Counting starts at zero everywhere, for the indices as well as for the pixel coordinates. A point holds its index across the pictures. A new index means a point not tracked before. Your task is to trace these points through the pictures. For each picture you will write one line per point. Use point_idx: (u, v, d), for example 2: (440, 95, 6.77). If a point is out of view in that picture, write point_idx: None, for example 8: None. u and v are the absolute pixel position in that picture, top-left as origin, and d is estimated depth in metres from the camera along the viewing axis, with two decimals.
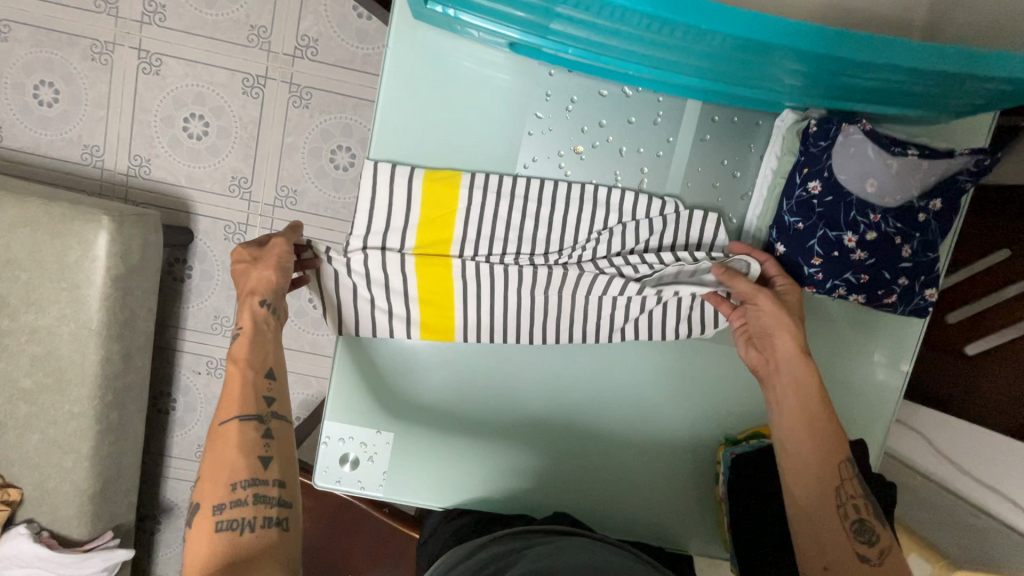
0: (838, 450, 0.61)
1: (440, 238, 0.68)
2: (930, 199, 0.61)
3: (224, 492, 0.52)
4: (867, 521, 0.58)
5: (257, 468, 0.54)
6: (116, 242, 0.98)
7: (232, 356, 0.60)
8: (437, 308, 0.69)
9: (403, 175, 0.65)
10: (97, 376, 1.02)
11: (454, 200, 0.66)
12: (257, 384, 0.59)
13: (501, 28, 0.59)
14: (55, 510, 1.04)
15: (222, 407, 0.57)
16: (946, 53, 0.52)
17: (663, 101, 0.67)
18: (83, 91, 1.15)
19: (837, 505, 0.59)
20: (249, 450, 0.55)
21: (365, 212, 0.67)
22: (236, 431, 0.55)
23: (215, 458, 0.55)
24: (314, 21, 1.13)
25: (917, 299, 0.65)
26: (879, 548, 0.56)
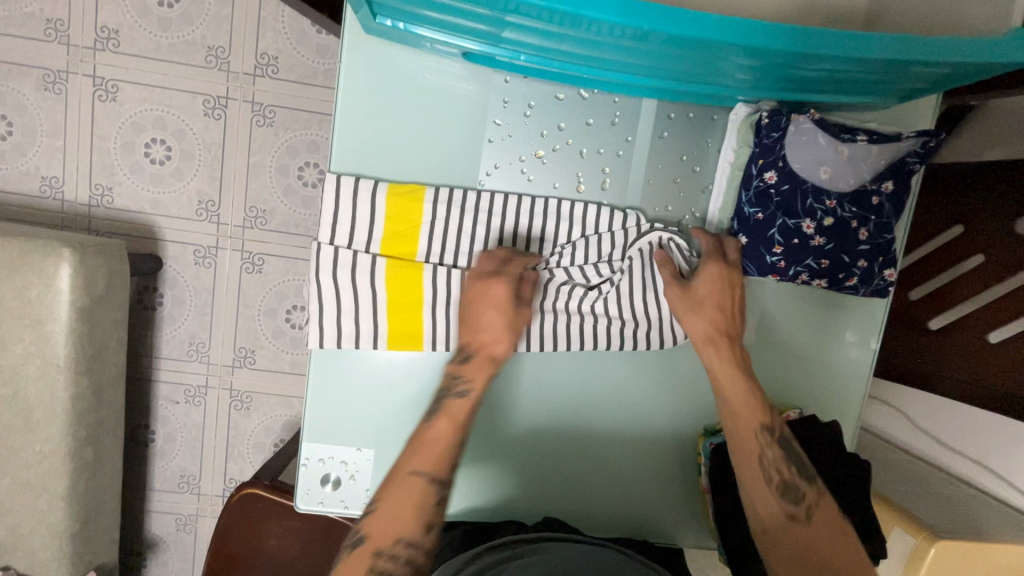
0: (759, 420, 0.64)
1: (406, 252, 0.67)
2: (881, 181, 0.63)
3: (389, 540, 0.53)
4: (791, 480, 0.61)
5: (421, 532, 0.54)
6: (80, 274, 0.96)
7: (450, 413, 0.61)
8: (407, 317, 0.67)
9: (366, 191, 0.65)
10: (68, 413, 0.99)
11: (419, 213, 0.66)
12: (456, 445, 0.59)
13: (453, 39, 0.60)
14: (31, 554, 1.01)
15: (423, 449, 0.58)
16: (886, 40, 0.54)
17: (620, 101, 0.67)
18: (38, 122, 1.13)
19: (763, 475, 0.62)
20: (421, 510, 0.55)
21: (330, 226, 0.66)
22: (421, 487, 0.56)
23: (393, 503, 0.55)
24: (273, 39, 1.12)
25: (877, 280, 0.66)
26: (805, 506, 0.60)
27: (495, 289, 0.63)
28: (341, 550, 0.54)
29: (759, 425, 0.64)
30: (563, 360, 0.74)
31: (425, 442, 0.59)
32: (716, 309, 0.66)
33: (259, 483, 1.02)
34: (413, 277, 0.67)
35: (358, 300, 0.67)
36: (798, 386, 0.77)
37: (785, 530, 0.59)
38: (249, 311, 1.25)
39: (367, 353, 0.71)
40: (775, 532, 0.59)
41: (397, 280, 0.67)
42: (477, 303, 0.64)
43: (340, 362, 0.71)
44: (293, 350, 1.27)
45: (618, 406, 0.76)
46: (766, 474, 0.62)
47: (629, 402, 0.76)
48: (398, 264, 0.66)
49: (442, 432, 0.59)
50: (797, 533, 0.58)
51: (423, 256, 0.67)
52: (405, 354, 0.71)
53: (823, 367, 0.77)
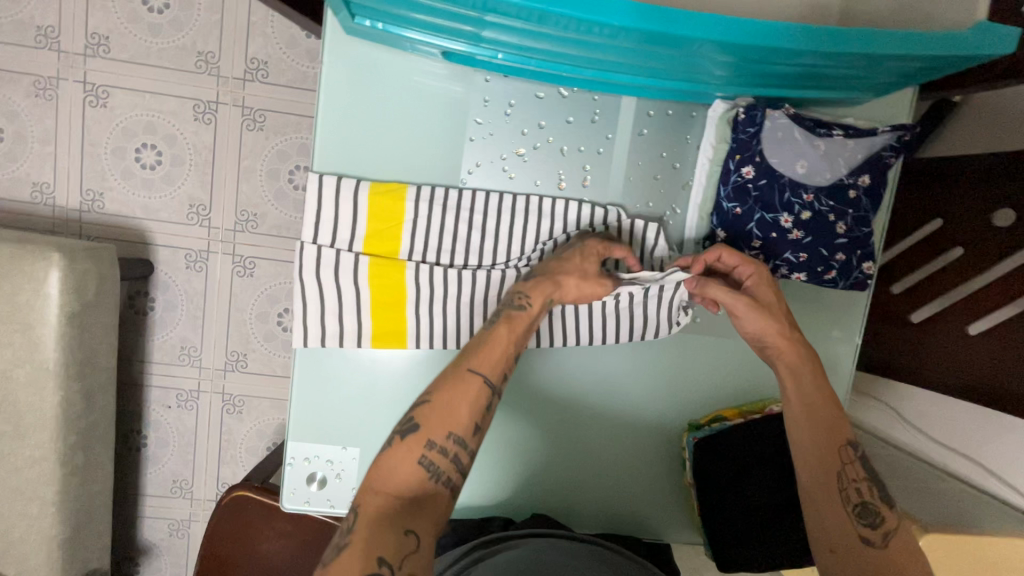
0: (841, 436, 0.63)
1: (389, 250, 0.67)
2: (858, 175, 0.63)
3: (440, 433, 0.52)
4: (869, 503, 0.60)
5: (471, 434, 0.53)
6: (69, 278, 0.96)
7: (509, 325, 0.59)
8: (391, 315, 0.68)
9: (348, 190, 0.65)
10: (58, 418, 0.99)
11: (401, 211, 0.66)
12: (511, 357, 0.58)
13: (432, 38, 0.60)
14: (22, 561, 1.01)
15: (482, 350, 0.57)
16: (857, 35, 0.55)
17: (600, 99, 0.68)
18: (29, 128, 1.14)
19: (840, 490, 0.61)
20: (475, 413, 0.54)
21: (313, 225, 0.66)
22: (476, 387, 0.54)
23: (445, 400, 0.53)
24: (262, 43, 1.13)
25: (856, 273, 0.67)
26: (882, 530, 0.58)
27: (594, 244, 0.64)
28: (388, 437, 0.52)
29: (843, 441, 0.63)
30: (557, 357, 0.74)
31: (482, 348, 0.57)
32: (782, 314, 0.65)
33: (250, 485, 1.02)
34: (396, 275, 0.67)
35: (343, 300, 0.67)
36: None
37: (861, 552, 0.58)
38: (240, 315, 1.25)
39: (353, 352, 0.71)
40: (847, 553, 0.58)
41: (380, 278, 0.67)
42: (574, 252, 0.63)
43: (327, 360, 0.71)
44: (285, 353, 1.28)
45: (606, 402, 0.76)
46: (846, 491, 0.61)
47: (617, 398, 0.76)
48: (380, 262, 0.67)
49: (503, 338, 0.58)
50: (873, 555, 0.57)
51: (406, 254, 0.68)
52: (390, 352, 0.71)
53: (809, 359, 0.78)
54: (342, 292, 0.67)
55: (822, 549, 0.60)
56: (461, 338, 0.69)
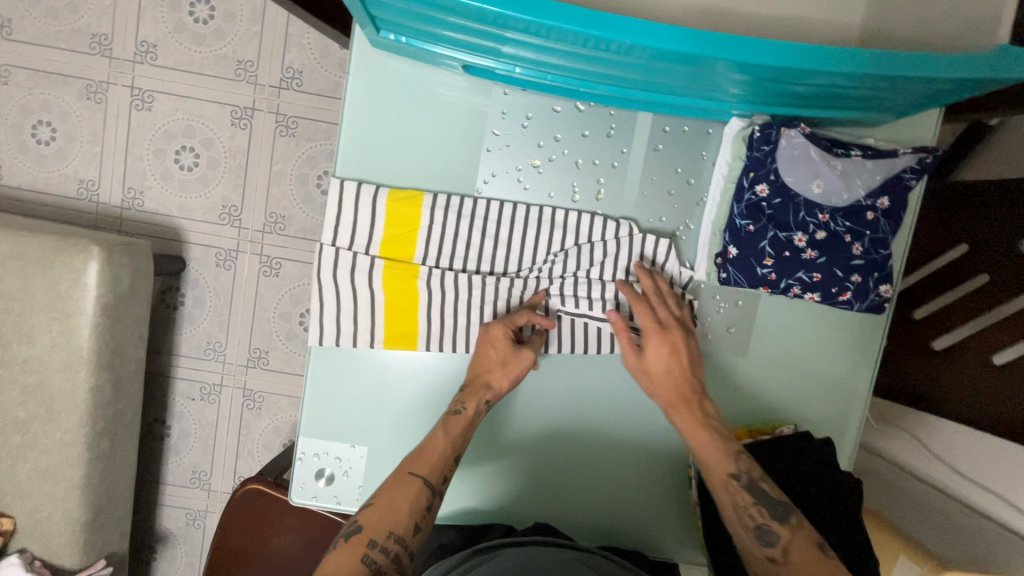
0: (721, 467, 0.60)
1: (403, 255, 0.69)
2: (876, 197, 0.62)
3: (382, 532, 0.55)
4: (764, 522, 0.56)
5: (410, 533, 0.56)
6: (106, 272, 1.02)
7: (444, 426, 0.64)
8: (404, 318, 0.69)
9: (367, 195, 0.68)
10: (89, 404, 1.05)
11: (417, 218, 0.68)
12: (450, 458, 0.63)
13: (450, 51, 0.62)
14: (47, 538, 1.07)
15: (421, 453, 0.62)
16: (877, 57, 0.54)
17: (615, 114, 0.69)
18: (79, 129, 1.21)
19: (733, 517, 0.58)
20: (415, 512, 0.57)
21: (332, 228, 0.68)
22: (415, 490, 0.58)
23: (387, 503, 0.57)
24: (298, 54, 1.18)
25: (873, 296, 0.65)
26: (780, 548, 0.55)
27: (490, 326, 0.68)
28: (331, 545, 0.55)
29: (724, 473, 0.59)
30: (563, 366, 0.74)
31: (419, 450, 0.62)
32: (672, 360, 0.65)
33: (264, 479, 1.05)
34: (409, 279, 0.69)
35: (357, 301, 0.69)
36: (805, 403, 0.74)
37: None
38: (264, 313, 1.29)
39: (365, 352, 0.73)
40: None
41: (395, 283, 0.69)
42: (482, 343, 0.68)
43: (339, 360, 0.73)
44: (305, 352, 1.31)
45: (614, 414, 0.76)
46: (740, 520, 0.57)
47: (624, 411, 0.76)
48: (395, 267, 0.69)
49: (438, 440, 0.63)
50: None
51: (420, 259, 0.69)
52: (400, 355, 0.73)
53: (831, 386, 0.74)
54: (356, 294, 0.69)
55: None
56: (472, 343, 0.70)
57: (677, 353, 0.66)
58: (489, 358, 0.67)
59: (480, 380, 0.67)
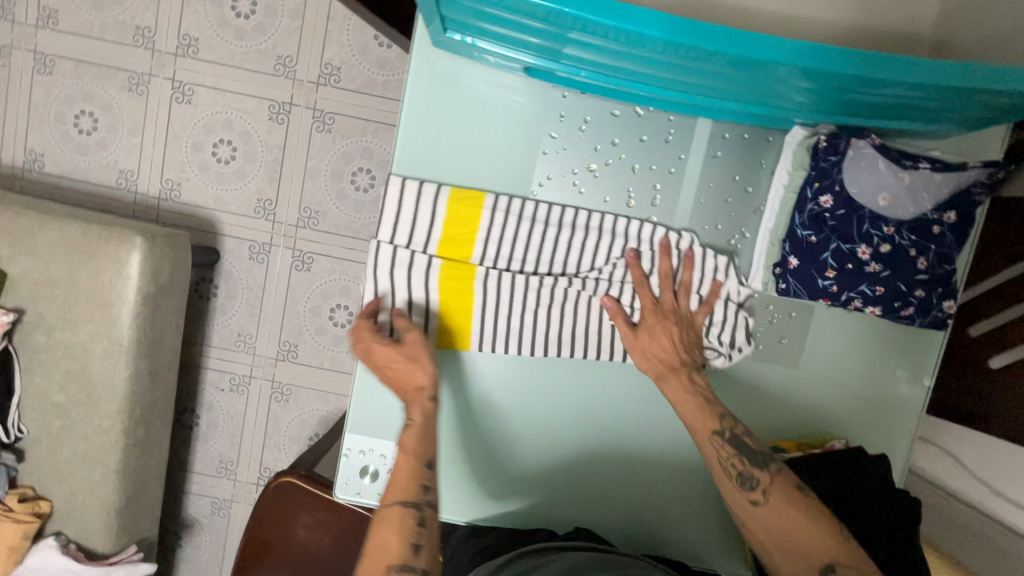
0: (706, 427, 0.63)
1: (461, 255, 0.69)
2: (943, 211, 0.61)
3: (384, 571, 0.55)
4: (746, 471, 0.61)
5: (410, 555, 0.56)
6: (148, 262, 1.03)
7: (402, 447, 0.64)
8: (458, 316, 0.70)
9: (428, 195, 0.67)
10: (127, 392, 1.06)
11: (476, 219, 0.68)
12: (421, 468, 0.63)
13: (515, 53, 0.62)
14: (82, 522, 1.09)
15: (392, 484, 0.62)
16: (957, 69, 0.53)
17: (675, 119, 0.68)
18: (120, 120, 1.23)
19: (720, 470, 0.62)
20: (405, 536, 0.58)
21: (391, 226, 0.69)
22: (398, 512, 0.59)
23: (377, 542, 0.58)
24: (337, 50, 1.19)
25: (935, 311, 0.64)
26: (760, 490, 0.60)
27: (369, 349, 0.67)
28: None
29: (709, 431, 0.63)
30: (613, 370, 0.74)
31: (388, 484, 0.62)
32: (664, 332, 0.67)
33: (295, 472, 1.05)
34: (466, 278, 0.69)
35: (415, 296, 0.69)
36: (856, 416, 0.73)
37: (753, 518, 0.60)
38: (294, 307, 1.30)
39: None
40: (751, 525, 0.60)
41: (451, 280, 0.69)
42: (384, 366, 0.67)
43: None
44: (334, 347, 1.32)
45: (656, 418, 0.75)
46: (724, 470, 0.62)
47: (665, 415, 0.75)
48: (453, 266, 0.69)
49: (403, 461, 0.63)
50: (760, 519, 0.59)
51: (477, 259, 0.70)
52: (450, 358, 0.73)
53: (880, 400, 0.73)
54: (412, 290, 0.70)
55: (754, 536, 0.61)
56: (523, 344, 0.71)
57: (667, 331, 0.67)
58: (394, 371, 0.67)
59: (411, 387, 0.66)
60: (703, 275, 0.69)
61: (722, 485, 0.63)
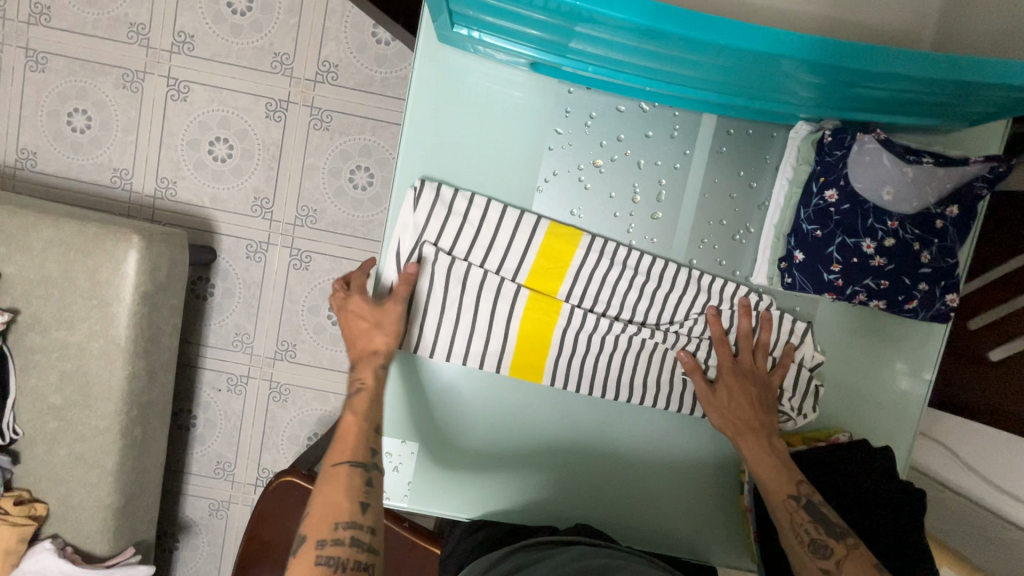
0: (781, 489, 0.64)
1: (548, 289, 0.70)
2: (946, 205, 0.62)
3: (327, 529, 0.53)
4: (819, 539, 0.60)
5: (358, 513, 0.54)
6: (145, 260, 1.02)
7: (350, 408, 0.62)
8: (534, 347, 0.71)
9: (527, 225, 0.68)
10: (124, 392, 1.05)
11: (570, 256, 0.69)
12: (369, 432, 0.61)
13: (522, 47, 0.62)
14: (79, 525, 1.08)
15: (337, 444, 0.60)
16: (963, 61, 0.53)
17: (680, 115, 0.68)
18: (114, 118, 1.21)
19: (792, 535, 0.61)
20: (354, 494, 0.56)
21: (482, 249, 0.69)
22: (345, 476, 0.57)
23: (322, 499, 0.55)
24: (334, 47, 1.18)
25: (938, 304, 0.65)
26: (834, 559, 0.58)
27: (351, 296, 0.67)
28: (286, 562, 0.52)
29: (784, 494, 0.63)
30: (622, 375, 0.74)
31: (333, 444, 0.60)
32: (743, 392, 0.69)
33: (297, 471, 1.04)
34: (550, 314, 0.70)
35: (489, 327, 0.70)
36: (858, 410, 0.74)
37: None
38: (292, 305, 1.29)
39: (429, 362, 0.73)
40: None
41: (535, 314, 0.70)
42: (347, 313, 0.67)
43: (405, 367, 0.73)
44: (332, 346, 1.31)
45: (662, 417, 0.75)
46: (797, 537, 0.61)
47: (670, 416, 0.75)
48: (538, 300, 0.69)
49: (350, 423, 0.61)
50: None
51: (564, 296, 0.70)
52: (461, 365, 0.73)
53: (873, 393, 0.74)
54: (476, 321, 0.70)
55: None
56: (585, 385, 0.72)
57: (746, 392, 0.69)
58: (358, 324, 0.67)
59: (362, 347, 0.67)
60: (778, 337, 0.71)
61: (793, 553, 0.61)
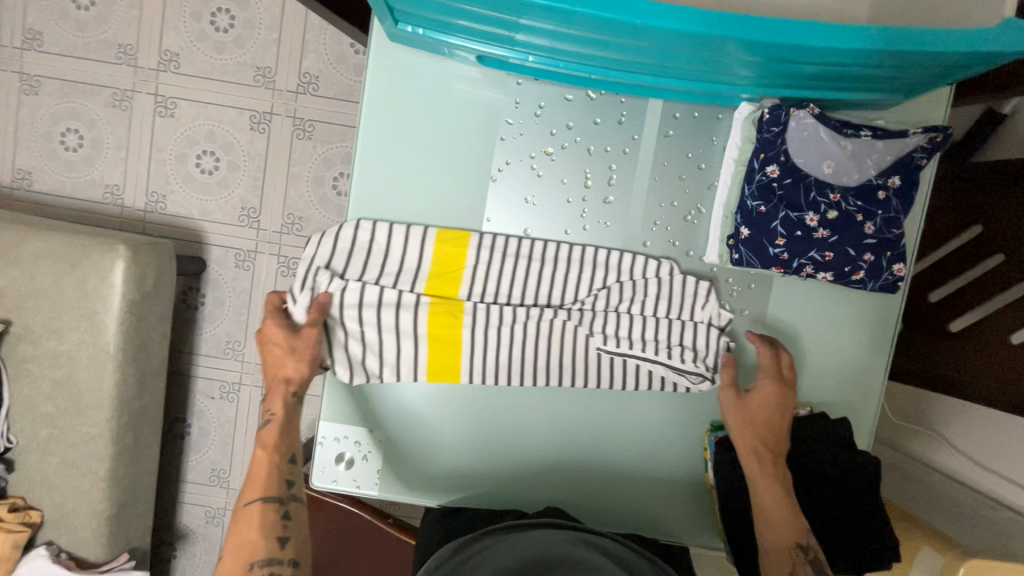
0: (788, 536, 0.63)
1: (448, 292, 0.72)
2: (886, 176, 0.63)
3: (244, 569, 0.60)
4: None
5: (276, 549, 0.62)
6: (132, 270, 1.05)
7: (261, 443, 0.67)
8: (443, 350, 0.72)
9: (416, 237, 0.71)
10: (113, 399, 1.08)
11: (464, 258, 0.71)
12: (280, 465, 0.67)
13: (467, 42, 0.64)
14: (73, 531, 1.10)
15: (249, 482, 0.65)
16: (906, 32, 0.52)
17: (627, 101, 0.70)
18: (105, 136, 1.26)
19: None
20: (269, 532, 0.63)
21: (376, 268, 0.71)
22: (258, 511, 0.63)
23: (238, 539, 0.62)
24: (315, 59, 1.22)
25: (886, 275, 0.66)
26: None
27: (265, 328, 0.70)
28: None
29: (792, 542, 0.62)
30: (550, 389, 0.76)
31: (246, 482, 0.65)
32: (775, 420, 0.68)
33: None
34: (454, 317, 0.71)
35: (398, 335, 0.71)
36: (821, 387, 0.74)
37: None
38: None
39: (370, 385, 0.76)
40: None
41: (439, 319, 0.71)
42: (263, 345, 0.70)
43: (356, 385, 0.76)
44: None
45: (624, 397, 0.76)
46: None
47: (632, 395, 0.76)
48: (440, 304, 0.71)
49: (259, 458, 0.66)
50: None
51: (465, 295, 0.73)
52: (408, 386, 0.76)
53: (834, 364, 0.74)
54: (385, 332, 0.71)
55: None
56: (549, 372, 0.73)
57: (779, 413, 0.68)
58: (274, 354, 0.69)
59: (279, 378, 0.69)
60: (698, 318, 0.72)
61: None
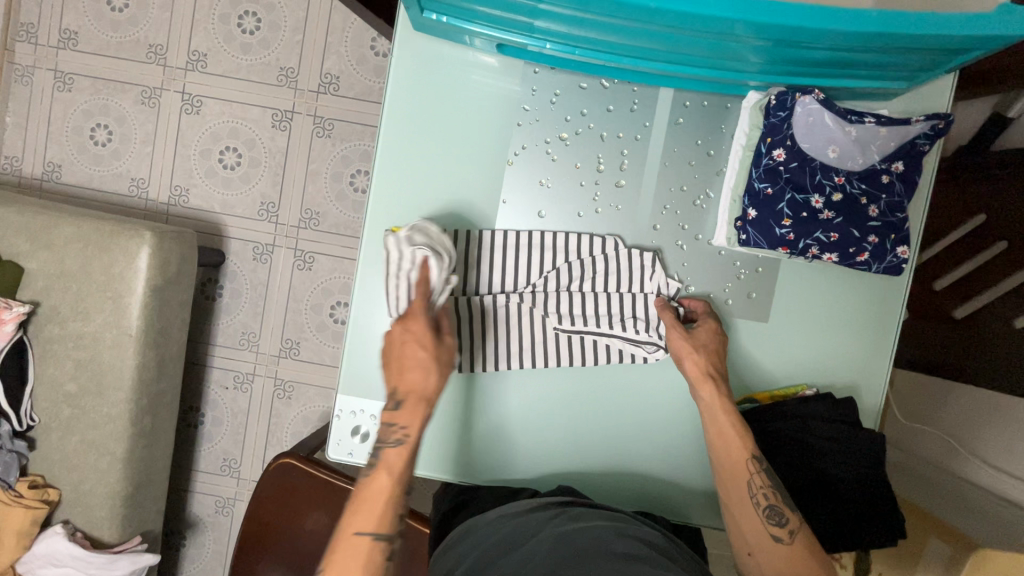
0: (742, 453, 0.66)
1: None
2: (891, 162, 0.66)
3: None
4: (776, 506, 0.64)
5: None
6: (156, 256, 1.09)
7: (386, 468, 0.60)
8: None
9: None
10: (134, 381, 1.11)
11: None
12: (397, 498, 0.60)
13: (487, 29, 0.67)
14: (88, 510, 1.12)
15: (362, 509, 0.58)
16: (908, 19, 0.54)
17: (639, 90, 0.73)
18: (133, 132, 1.31)
19: (749, 497, 0.65)
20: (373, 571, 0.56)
21: None
22: (365, 552, 0.56)
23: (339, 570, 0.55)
24: (336, 60, 1.27)
25: (890, 256, 0.68)
26: (788, 528, 0.62)
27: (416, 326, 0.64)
28: None
29: (747, 456, 0.66)
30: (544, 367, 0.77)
31: (357, 506, 0.58)
32: (716, 351, 0.71)
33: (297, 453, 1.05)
34: None
35: None
36: (827, 372, 0.76)
37: (771, 548, 0.62)
38: (297, 306, 1.35)
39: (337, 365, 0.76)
40: (765, 559, 0.62)
41: None
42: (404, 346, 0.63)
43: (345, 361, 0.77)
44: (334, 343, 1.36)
45: (631, 377, 0.78)
46: (754, 499, 0.64)
47: (639, 375, 0.78)
48: None
49: (380, 485, 0.60)
50: (784, 551, 0.61)
51: None
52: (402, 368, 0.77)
53: (832, 354, 0.75)
54: None
55: (744, 553, 0.64)
56: (560, 349, 0.75)
57: (720, 347, 0.72)
58: (419, 359, 0.63)
59: (411, 387, 0.62)
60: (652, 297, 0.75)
61: (748, 515, 0.64)
